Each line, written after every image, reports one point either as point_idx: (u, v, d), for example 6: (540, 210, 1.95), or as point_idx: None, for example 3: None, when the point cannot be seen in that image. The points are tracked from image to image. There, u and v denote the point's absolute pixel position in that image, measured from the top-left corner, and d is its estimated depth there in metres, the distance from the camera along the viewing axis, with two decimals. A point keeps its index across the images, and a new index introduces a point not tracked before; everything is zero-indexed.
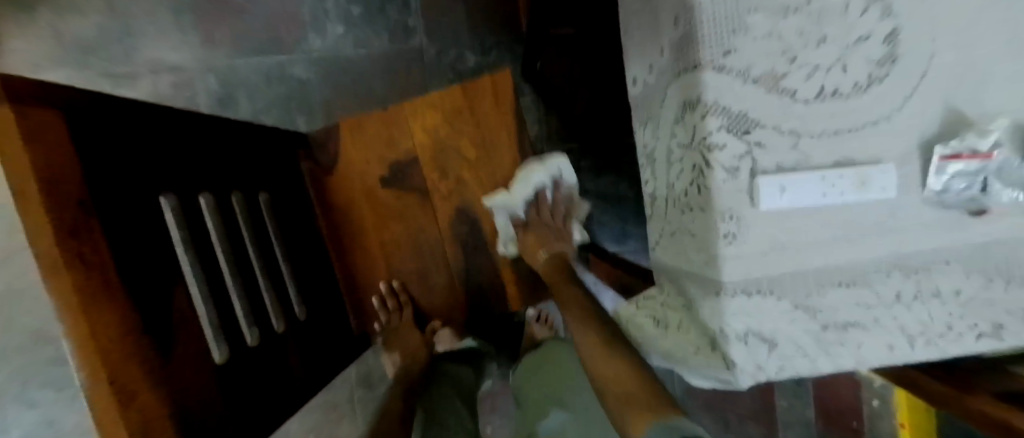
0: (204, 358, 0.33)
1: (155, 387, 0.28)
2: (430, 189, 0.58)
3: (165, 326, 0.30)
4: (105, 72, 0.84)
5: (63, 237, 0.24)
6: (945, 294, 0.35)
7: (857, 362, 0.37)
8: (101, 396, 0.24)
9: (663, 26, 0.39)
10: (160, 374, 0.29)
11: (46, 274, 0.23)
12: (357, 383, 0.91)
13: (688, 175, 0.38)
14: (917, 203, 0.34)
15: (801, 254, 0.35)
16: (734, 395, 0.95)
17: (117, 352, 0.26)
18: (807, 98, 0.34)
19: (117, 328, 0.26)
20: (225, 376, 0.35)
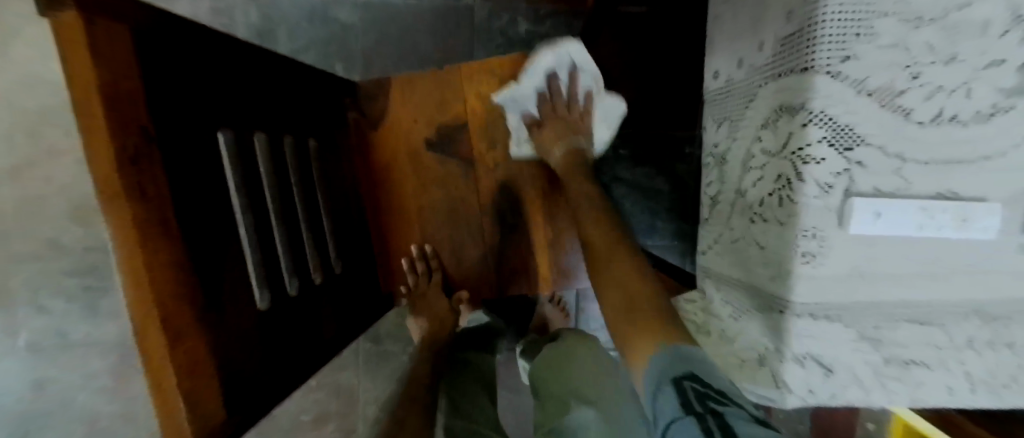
0: (249, 304, 0.32)
1: (202, 332, 0.26)
2: (476, 158, 0.55)
3: (215, 267, 0.29)
4: None
5: (122, 164, 0.21)
6: (1020, 346, 0.34)
7: (911, 400, 0.36)
8: (150, 335, 0.23)
9: (768, 18, 0.35)
10: (207, 318, 0.27)
11: (104, 201, 0.21)
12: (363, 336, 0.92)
13: (768, 185, 0.36)
14: (1015, 250, 0.32)
15: (880, 284, 0.33)
16: None
17: (170, 292, 0.24)
18: (924, 121, 0.31)
19: (171, 267, 0.24)
20: (267, 324, 0.34)
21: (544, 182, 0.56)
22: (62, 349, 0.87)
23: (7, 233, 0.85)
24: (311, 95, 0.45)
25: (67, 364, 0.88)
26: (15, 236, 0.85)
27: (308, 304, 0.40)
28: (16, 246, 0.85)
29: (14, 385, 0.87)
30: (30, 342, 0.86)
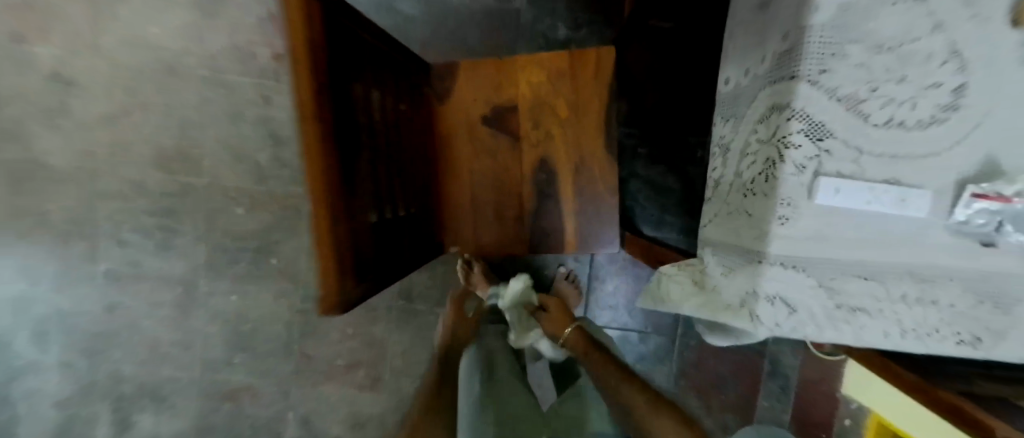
0: (371, 212, 0.44)
1: (343, 220, 0.38)
2: (521, 135, 0.67)
3: (354, 180, 0.41)
4: None
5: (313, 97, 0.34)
6: (942, 304, 0.44)
7: (855, 339, 0.46)
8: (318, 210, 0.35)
9: (771, 37, 0.46)
10: (348, 213, 0.39)
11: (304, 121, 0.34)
12: (398, 294, 1.03)
13: (759, 166, 0.46)
14: (941, 227, 0.42)
15: (835, 244, 0.43)
16: (720, 385, 1.04)
17: (330, 186, 0.36)
18: (878, 125, 0.42)
19: (331, 169, 0.36)
20: (381, 232, 0.46)
21: (576, 159, 0.67)
22: (135, 279, 0.99)
23: (99, 173, 0.97)
24: (408, 70, 0.57)
25: (137, 293, 1.00)
26: (106, 175, 0.97)
27: (401, 227, 0.52)
28: (105, 184, 0.97)
29: (95, 306, 1.00)
30: (108, 270, 0.99)
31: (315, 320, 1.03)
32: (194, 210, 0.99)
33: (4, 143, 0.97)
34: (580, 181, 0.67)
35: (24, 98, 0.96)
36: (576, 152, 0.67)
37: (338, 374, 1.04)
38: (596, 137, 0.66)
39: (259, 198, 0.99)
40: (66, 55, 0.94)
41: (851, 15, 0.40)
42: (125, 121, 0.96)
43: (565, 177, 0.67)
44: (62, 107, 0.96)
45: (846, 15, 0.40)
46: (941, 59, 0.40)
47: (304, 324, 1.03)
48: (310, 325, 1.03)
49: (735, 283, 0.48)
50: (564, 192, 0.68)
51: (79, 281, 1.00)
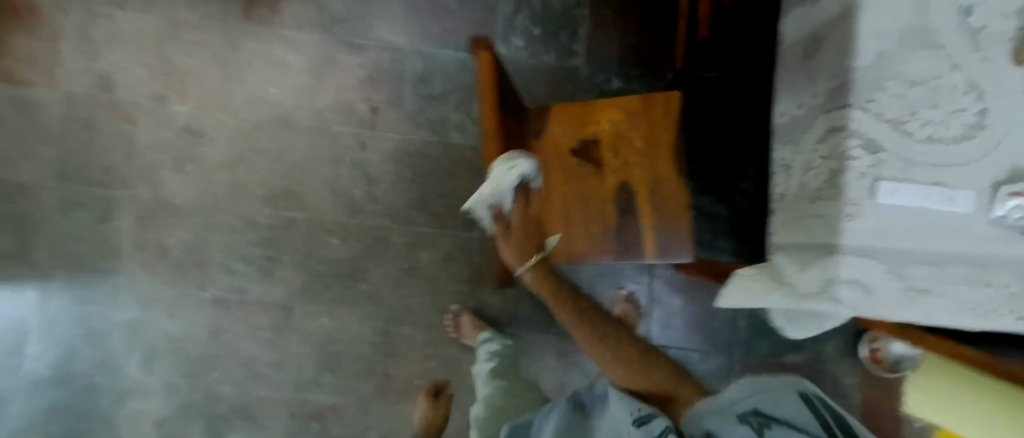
0: None
1: None
2: (604, 163, 0.80)
3: None
4: (346, 40, 1.09)
5: None
6: (1001, 288, 0.50)
7: (926, 318, 0.52)
8: None
9: (821, 78, 0.59)
10: None
11: None
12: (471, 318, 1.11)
13: (823, 176, 0.57)
14: (987, 222, 0.50)
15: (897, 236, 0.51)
16: None
17: None
18: (924, 141, 0.50)
19: None
20: None
21: (651, 183, 0.79)
22: (239, 305, 1.11)
23: (213, 211, 1.10)
24: None
25: (238, 318, 1.11)
26: (219, 213, 1.10)
27: None
28: (218, 221, 1.10)
29: (200, 330, 1.10)
30: (215, 297, 1.11)
31: (395, 341, 1.12)
32: (295, 242, 1.12)
33: (136, 186, 1.09)
34: (654, 202, 0.79)
35: (155, 147, 1.09)
36: (650, 178, 0.79)
37: (416, 394, 1.11)
38: (668, 165, 0.78)
39: (354, 231, 1.12)
40: (196, 111, 1.09)
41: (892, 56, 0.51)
42: (239, 167, 1.10)
43: (641, 200, 0.79)
44: (188, 154, 1.09)
45: (887, 57, 0.51)
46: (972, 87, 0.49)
47: (385, 346, 1.12)
48: (390, 347, 1.12)
49: (813, 272, 0.56)
50: (641, 210, 0.80)
51: (187, 308, 1.11)
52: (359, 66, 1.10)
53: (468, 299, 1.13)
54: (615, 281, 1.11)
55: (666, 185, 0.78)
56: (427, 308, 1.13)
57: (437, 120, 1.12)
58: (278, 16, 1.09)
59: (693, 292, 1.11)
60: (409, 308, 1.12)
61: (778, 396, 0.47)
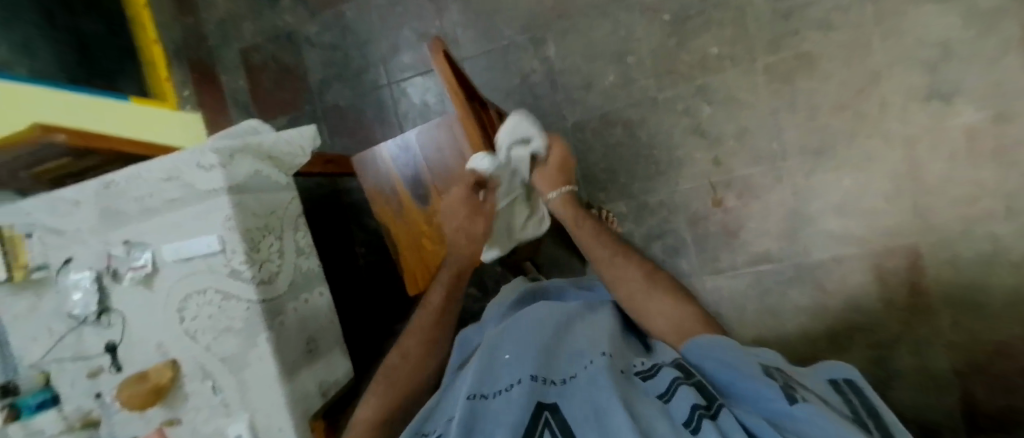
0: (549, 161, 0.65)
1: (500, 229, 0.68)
2: (446, 226, 0.71)
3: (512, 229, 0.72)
4: None
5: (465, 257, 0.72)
6: (205, 420, 0.61)
7: (198, 401, 0.61)
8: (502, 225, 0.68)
9: (312, 304, 0.67)
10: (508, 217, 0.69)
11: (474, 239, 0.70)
12: (549, 16, 0.98)
13: (289, 228, 0.66)
14: (233, 410, 0.59)
15: (180, 170, 0.57)
16: (319, 84, 1.13)
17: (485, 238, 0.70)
18: (253, 167, 0.61)
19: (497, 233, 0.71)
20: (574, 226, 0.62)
21: (405, 202, 0.72)
22: None
23: None
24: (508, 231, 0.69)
25: None
26: None
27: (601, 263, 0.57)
28: None
29: None
30: None
31: None
32: None
33: None
34: (419, 189, 0.72)
35: None
36: (418, 210, 0.72)
37: None
38: (397, 213, 0.73)
39: (833, 77, 0.85)
40: None
41: (277, 248, 0.62)
42: None
43: (428, 193, 0.71)
44: None
45: (290, 252, 0.65)
46: (178, 214, 0.58)
47: None
48: None
49: (244, 167, 0.59)
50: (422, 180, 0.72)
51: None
52: (817, 206, 0.89)
53: (558, 34, 0.98)
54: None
55: (408, 198, 0.72)
56: (713, 68, 0.90)
57: (685, 279, 0.96)
58: (914, 270, 0.86)
59: (417, 85, 1.07)
60: (729, 67, 0.89)
61: (740, 366, 0.35)
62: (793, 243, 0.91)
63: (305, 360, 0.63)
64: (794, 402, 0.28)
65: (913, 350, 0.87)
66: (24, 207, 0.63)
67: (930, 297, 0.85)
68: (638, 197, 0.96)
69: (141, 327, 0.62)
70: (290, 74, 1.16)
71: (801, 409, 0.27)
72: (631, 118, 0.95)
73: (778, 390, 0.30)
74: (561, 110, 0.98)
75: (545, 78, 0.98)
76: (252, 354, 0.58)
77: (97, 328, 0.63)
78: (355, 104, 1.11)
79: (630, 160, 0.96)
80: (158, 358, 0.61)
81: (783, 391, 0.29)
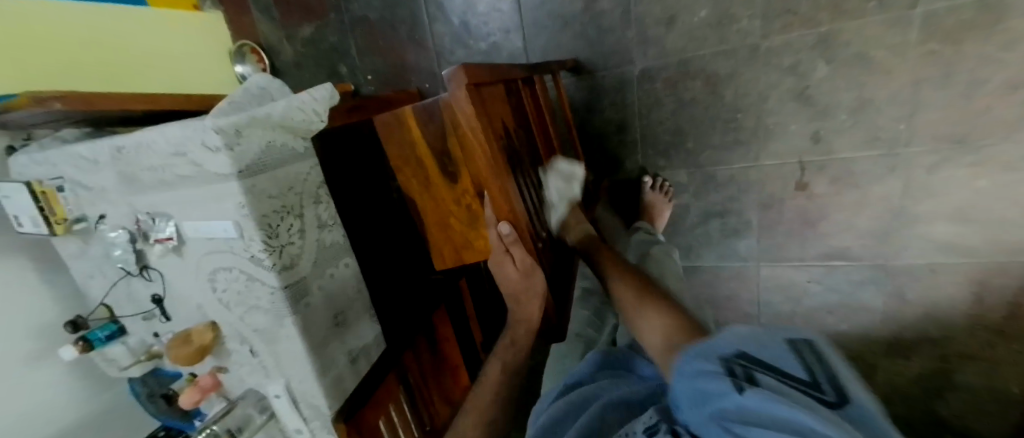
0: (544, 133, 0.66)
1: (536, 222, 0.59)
2: (473, 209, 0.64)
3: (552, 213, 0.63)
4: None
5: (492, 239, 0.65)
6: (250, 375, 0.66)
7: (241, 360, 0.65)
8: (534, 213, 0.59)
9: (339, 277, 0.66)
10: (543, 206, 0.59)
11: None
12: None
13: (311, 200, 0.62)
14: (273, 374, 0.64)
15: (187, 146, 0.51)
16: None
17: None
18: (265, 138, 0.54)
19: None
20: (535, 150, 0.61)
21: (427, 177, 0.64)
22: None
23: None
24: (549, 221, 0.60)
25: None
26: None
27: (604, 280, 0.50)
28: None
29: None
30: None
31: None
32: None
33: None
34: (443, 164, 0.62)
35: None
36: (445, 188, 0.64)
37: None
38: (424, 185, 0.65)
39: None
40: None
41: (297, 228, 0.59)
42: None
43: (454, 171, 0.62)
44: None
45: (312, 228, 0.61)
46: (194, 189, 0.54)
47: None
48: None
49: (253, 140, 0.52)
50: (443, 155, 0.62)
51: None
52: (930, 207, 0.72)
53: None
54: (535, 33, 0.85)
55: (434, 171, 0.63)
56: (851, 12, 0.66)
57: (739, 262, 0.87)
58: None
59: (457, 0, 0.88)
60: (872, 13, 0.65)
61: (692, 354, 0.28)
62: (881, 244, 0.77)
63: (334, 333, 0.64)
64: (743, 392, 0.22)
65: (984, 373, 0.78)
66: (50, 157, 0.61)
67: None
68: (705, 168, 0.82)
69: (181, 287, 0.63)
70: None
71: (755, 402, 0.21)
72: (718, 71, 0.75)
73: (724, 378, 0.24)
74: (630, 50, 0.79)
75: (616, 4, 0.78)
76: (282, 333, 0.59)
77: (144, 280, 0.66)
78: (387, 17, 0.96)
79: (705, 124, 0.79)
80: (199, 316, 0.64)
81: (734, 382, 0.23)
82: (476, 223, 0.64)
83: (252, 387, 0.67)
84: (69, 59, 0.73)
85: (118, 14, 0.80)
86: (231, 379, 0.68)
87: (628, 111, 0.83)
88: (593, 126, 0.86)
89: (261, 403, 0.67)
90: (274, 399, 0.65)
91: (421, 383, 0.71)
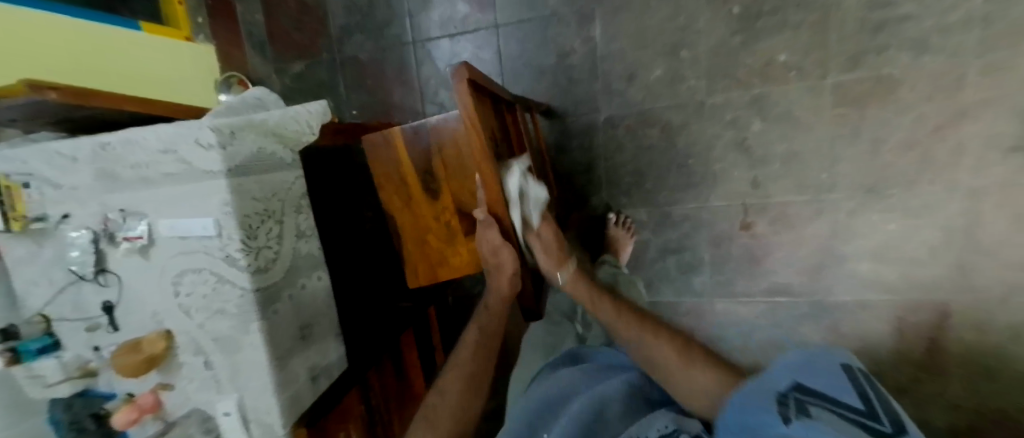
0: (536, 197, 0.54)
1: None
2: (452, 225, 0.67)
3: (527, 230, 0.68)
4: None
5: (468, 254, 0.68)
6: (199, 392, 0.61)
7: (190, 376, 0.61)
8: None
9: (310, 289, 0.66)
10: None
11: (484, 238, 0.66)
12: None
13: (292, 210, 0.63)
14: (225, 390, 0.59)
15: (178, 144, 0.52)
16: (342, 33, 1.07)
17: None
18: (256, 144, 0.56)
19: None
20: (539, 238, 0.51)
21: (409, 194, 0.68)
22: None
23: None
24: None
25: None
26: None
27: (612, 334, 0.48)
28: None
29: None
30: None
31: None
32: None
33: None
34: (426, 182, 0.67)
35: None
36: (425, 204, 0.67)
37: None
38: (405, 202, 0.68)
39: (911, 108, 0.76)
40: None
41: (276, 233, 0.59)
42: None
43: (436, 187, 0.66)
44: None
45: (290, 236, 0.62)
46: (176, 186, 0.55)
47: None
48: None
49: (246, 143, 0.55)
50: (427, 172, 0.66)
51: None
52: (854, 246, 0.83)
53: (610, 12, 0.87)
54: (513, 80, 0.94)
55: (416, 188, 0.67)
56: (777, 79, 0.80)
57: (695, 296, 0.92)
58: (941, 328, 0.81)
59: (444, 49, 0.99)
60: (793, 80, 0.80)
61: (757, 391, 0.31)
62: (817, 279, 0.86)
63: (300, 344, 0.62)
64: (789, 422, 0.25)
65: (917, 405, 0.85)
66: (20, 154, 0.59)
67: (950, 358, 0.81)
68: (663, 207, 0.90)
69: (138, 291, 0.61)
70: (310, 16, 1.08)
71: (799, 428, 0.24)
72: (672, 121, 0.86)
73: (777, 410, 0.27)
74: (597, 99, 0.90)
75: (585, 61, 0.89)
76: (243, 339, 0.57)
77: (97, 286, 0.62)
78: (377, 59, 1.04)
79: (663, 166, 0.88)
80: (153, 325, 0.61)
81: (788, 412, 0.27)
82: (452, 237, 0.67)
83: (198, 406, 0.62)
84: (41, 62, 0.73)
85: (104, 31, 0.83)
86: (172, 399, 0.63)
87: (594, 153, 0.92)
88: (562, 165, 0.94)
89: (207, 423, 0.62)
90: (222, 419, 0.60)
91: (382, 406, 0.68)
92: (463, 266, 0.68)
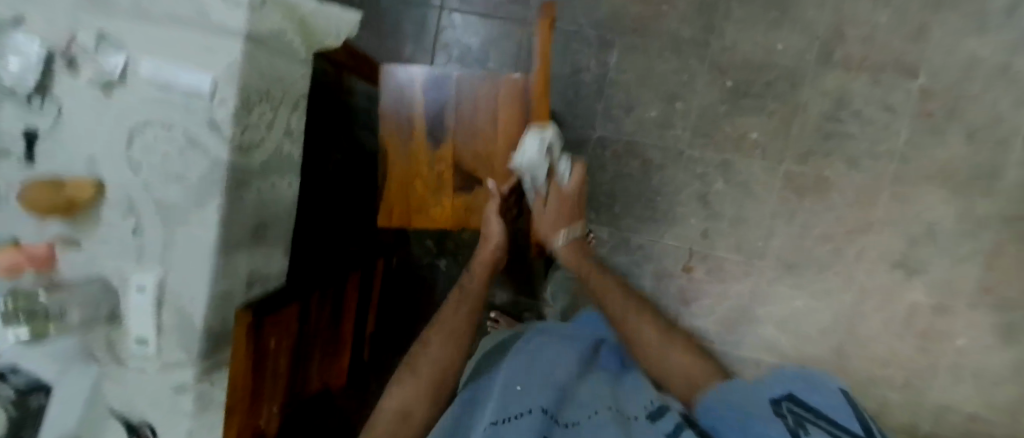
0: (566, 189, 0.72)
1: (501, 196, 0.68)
2: (445, 177, 0.68)
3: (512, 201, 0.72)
4: None
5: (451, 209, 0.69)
6: (113, 260, 0.53)
7: (111, 239, 0.53)
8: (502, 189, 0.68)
9: (277, 192, 0.61)
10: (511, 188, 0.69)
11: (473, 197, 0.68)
12: (625, 26, 0.95)
13: (288, 107, 0.60)
14: (150, 263, 0.53)
15: None
16: None
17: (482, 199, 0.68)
18: (281, 23, 0.53)
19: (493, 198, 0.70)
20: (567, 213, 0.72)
21: (412, 136, 0.67)
22: None
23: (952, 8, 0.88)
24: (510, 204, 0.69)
25: None
26: None
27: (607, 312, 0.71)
28: None
29: None
30: None
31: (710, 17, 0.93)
32: (852, 50, 0.91)
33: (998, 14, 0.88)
34: (433, 128, 0.67)
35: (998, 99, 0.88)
36: (424, 150, 0.68)
37: None
38: (404, 142, 0.68)
39: (835, 209, 0.92)
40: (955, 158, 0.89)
41: (268, 119, 0.56)
42: (954, 92, 0.89)
43: (442, 137, 0.67)
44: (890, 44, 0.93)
45: (278, 129, 0.59)
46: (178, 30, 0.49)
47: (713, 26, 0.93)
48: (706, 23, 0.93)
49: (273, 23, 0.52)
50: (437, 119, 0.67)
51: None
52: (766, 311, 0.95)
53: (628, 47, 0.95)
54: None
55: (421, 132, 0.67)
56: (745, 152, 0.93)
57: None
58: None
59: (468, 25, 1.01)
60: (756, 157, 0.92)
61: None
62: (730, 332, 0.97)
63: (251, 242, 0.58)
64: None
65: None
66: None
67: None
68: (623, 232, 0.97)
69: (74, 127, 0.52)
70: None
71: None
72: (652, 159, 0.95)
73: None
74: (595, 118, 0.97)
75: (595, 81, 0.96)
76: (194, 211, 0.51)
77: (23, 108, 0.53)
78: (398, 9, 1.04)
79: (633, 196, 0.96)
80: (82, 170, 0.53)
81: None
82: (441, 189, 0.68)
83: (102, 276, 0.53)
84: None
85: None
86: (72, 259, 0.54)
87: None
88: None
89: (106, 298, 0.53)
90: (133, 294, 0.52)
91: (312, 332, 0.64)
92: (442, 220, 0.69)
